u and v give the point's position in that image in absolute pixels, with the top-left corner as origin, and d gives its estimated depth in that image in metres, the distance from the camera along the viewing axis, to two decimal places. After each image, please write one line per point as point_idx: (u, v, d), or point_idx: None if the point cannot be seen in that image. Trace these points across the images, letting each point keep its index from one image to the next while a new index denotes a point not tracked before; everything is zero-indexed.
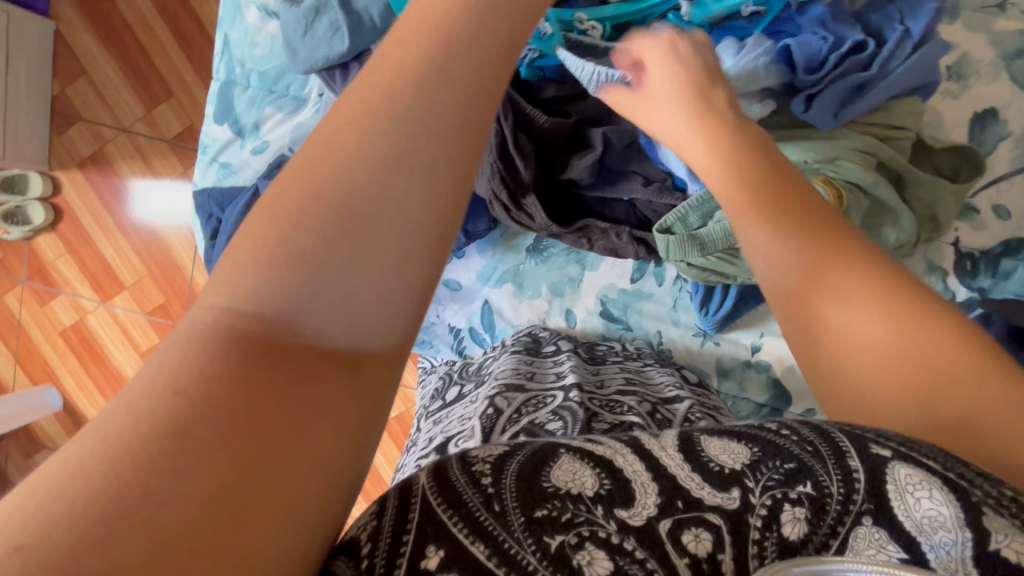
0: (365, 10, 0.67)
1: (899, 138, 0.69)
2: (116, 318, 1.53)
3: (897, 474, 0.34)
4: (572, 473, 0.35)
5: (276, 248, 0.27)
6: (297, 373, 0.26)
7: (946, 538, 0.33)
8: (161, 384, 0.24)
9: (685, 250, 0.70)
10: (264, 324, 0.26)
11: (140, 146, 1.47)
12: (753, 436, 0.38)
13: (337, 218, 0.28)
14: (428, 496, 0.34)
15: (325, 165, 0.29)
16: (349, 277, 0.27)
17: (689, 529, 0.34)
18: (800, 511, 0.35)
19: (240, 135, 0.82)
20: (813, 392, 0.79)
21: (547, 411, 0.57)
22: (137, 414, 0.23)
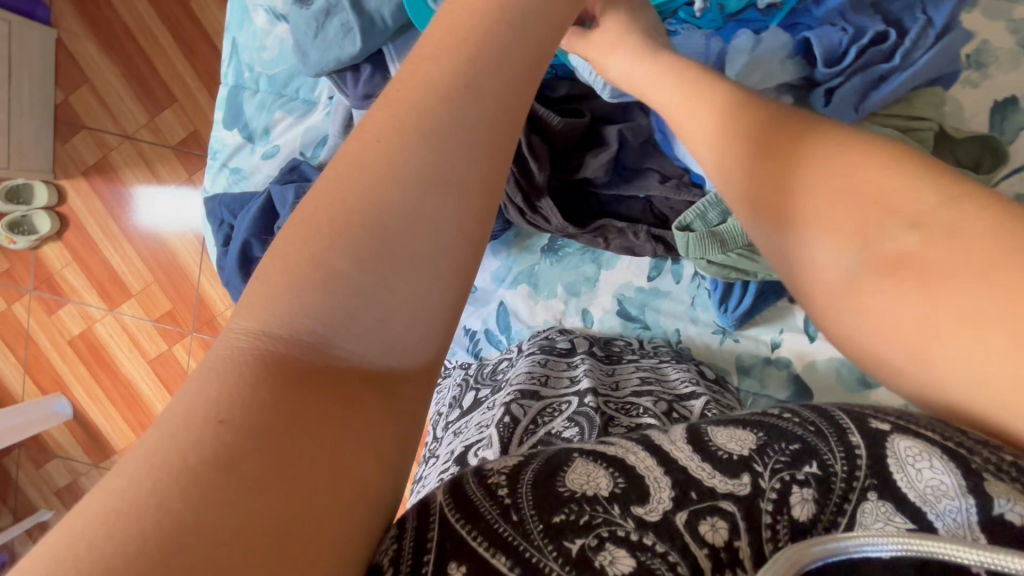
0: (376, 11, 0.66)
1: (922, 131, 0.67)
2: (124, 326, 1.53)
3: (896, 446, 0.33)
4: (587, 475, 0.34)
5: (310, 272, 0.26)
6: (334, 397, 0.25)
7: (950, 506, 0.31)
8: (202, 414, 0.23)
9: (704, 247, 0.70)
10: (298, 346, 0.25)
11: (145, 153, 1.46)
12: (758, 422, 0.36)
13: (374, 237, 0.27)
14: (447, 514, 0.33)
15: (357, 173, 0.28)
16: (385, 298, 0.27)
17: (706, 519, 0.33)
18: (807, 492, 0.33)
19: (250, 140, 0.81)
20: (834, 388, 0.78)
21: (564, 417, 0.58)
22: (179, 445, 0.22)
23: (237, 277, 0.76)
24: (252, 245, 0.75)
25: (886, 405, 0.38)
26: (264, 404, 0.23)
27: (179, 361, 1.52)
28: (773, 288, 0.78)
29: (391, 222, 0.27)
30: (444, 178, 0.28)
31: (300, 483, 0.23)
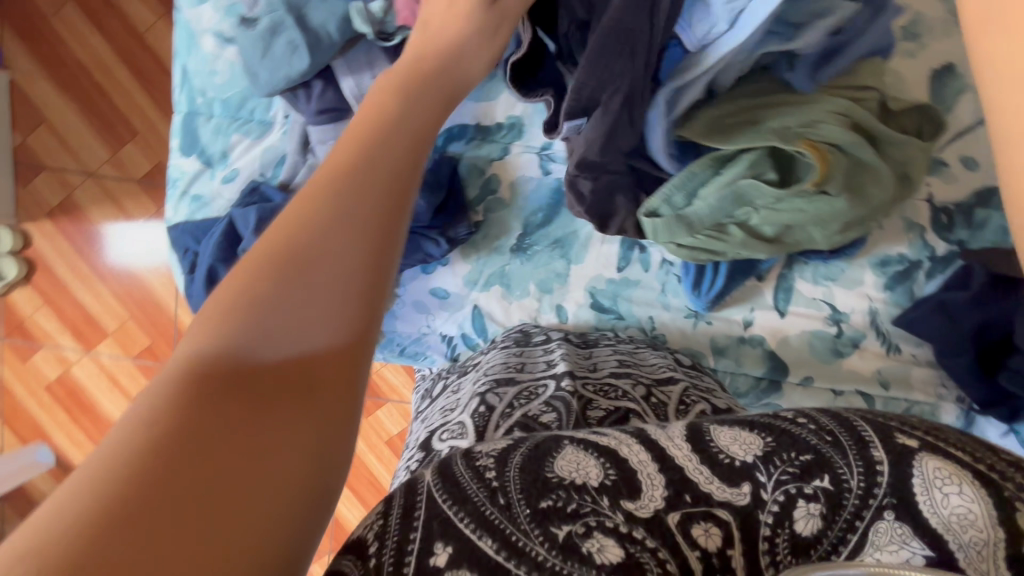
0: (321, 27, 0.66)
1: (864, 99, 0.70)
2: (102, 366, 1.50)
3: (926, 466, 0.36)
4: (577, 463, 0.39)
5: (234, 299, 0.37)
6: (248, 397, 0.33)
7: (977, 537, 0.34)
8: (150, 404, 0.31)
9: (673, 232, 0.71)
10: (226, 364, 0.34)
11: (109, 189, 1.44)
12: (767, 426, 0.40)
13: (291, 270, 0.38)
14: (433, 493, 0.38)
15: (297, 230, 0.39)
16: (291, 314, 0.37)
17: (699, 524, 0.37)
18: (814, 507, 0.36)
19: (209, 166, 0.80)
20: (807, 359, 0.81)
21: (540, 401, 0.57)
22: (134, 424, 0.31)
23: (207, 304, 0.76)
24: (218, 270, 0.75)
25: (916, 417, 0.40)
26: (195, 403, 0.32)
27: None
28: (744, 267, 0.79)
29: (311, 256, 0.38)
30: (328, 220, 0.40)
31: (211, 454, 0.31)
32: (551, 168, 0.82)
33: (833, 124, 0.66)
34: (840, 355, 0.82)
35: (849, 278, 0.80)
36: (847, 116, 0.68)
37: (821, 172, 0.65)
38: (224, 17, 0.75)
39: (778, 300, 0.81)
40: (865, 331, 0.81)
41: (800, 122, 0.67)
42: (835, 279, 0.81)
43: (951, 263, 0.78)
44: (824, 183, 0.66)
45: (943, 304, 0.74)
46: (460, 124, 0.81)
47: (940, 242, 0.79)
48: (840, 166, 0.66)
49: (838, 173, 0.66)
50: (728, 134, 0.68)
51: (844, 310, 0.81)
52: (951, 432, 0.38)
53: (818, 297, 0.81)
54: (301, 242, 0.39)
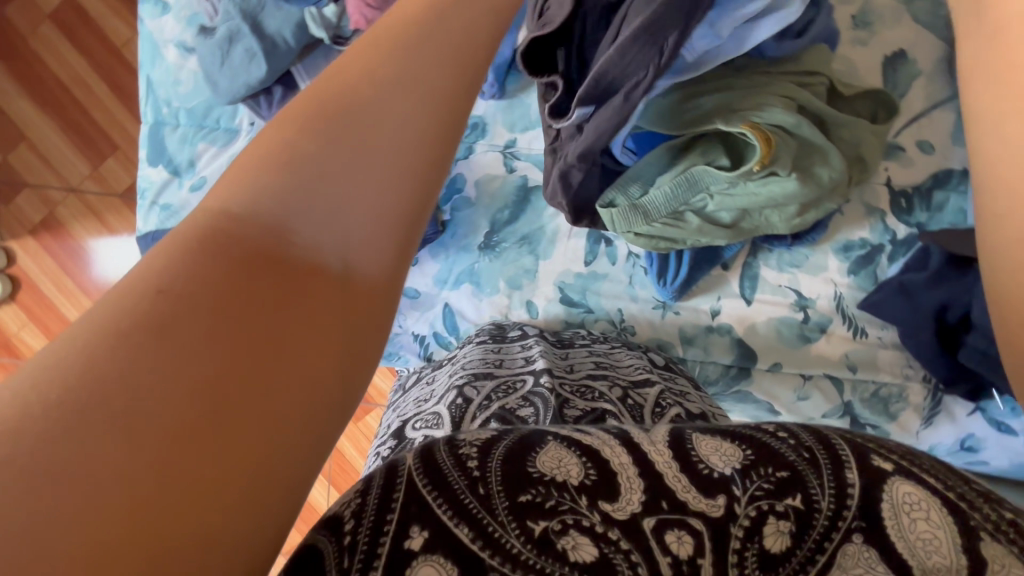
0: (277, 34, 0.69)
1: (812, 84, 0.72)
2: None
3: (896, 490, 0.31)
4: (559, 459, 0.33)
5: (279, 160, 0.35)
6: (278, 268, 0.32)
7: (941, 563, 0.29)
8: (180, 272, 0.29)
9: (628, 221, 0.73)
10: (259, 228, 0.32)
11: (92, 205, 1.45)
12: (748, 436, 0.34)
13: (330, 147, 0.36)
14: (415, 478, 0.32)
15: (344, 105, 0.38)
16: (340, 186, 0.36)
17: (672, 530, 0.31)
18: (784, 524, 0.31)
19: (176, 174, 0.81)
20: (775, 346, 0.82)
21: (518, 395, 0.58)
22: (160, 288, 0.28)
23: None
24: None
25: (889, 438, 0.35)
26: (221, 261, 0.30)
27: None
28: (706, 256, 0.81)
29: (353, 137, 0.37)
30: (374, 104, 0.39)
31: (255, 330, 0.30)
32: (516, 165, 0.85)
33: (780, 106, 0.68)
34: (808, 340, 0.82)
35: (813, 265, 0.81)
36: (795, 100, 0.70)
37: (766, 153, 0.67)
38: (185, 29, 0.77)
39: (744, 288, 0.82)
40: (832, 316, 0.81)
41: (754, 105, 0.69)
42: (799, 265, 0.82)
43: (911, 245, 0.79)
44: (772, 165, 0.68)
45: (903, 285, 0.76)
46: None
47: (900, 225, 0.80)
48: (785, 149, 0.68)
49: (785, 154, 0.68)
50: (678, 122, 0.70)
51: (810, 296, 0.81)
52: (930, 458, 0.33)
53: (784, 284, 0.82)
54: (345, 119, 0.38)
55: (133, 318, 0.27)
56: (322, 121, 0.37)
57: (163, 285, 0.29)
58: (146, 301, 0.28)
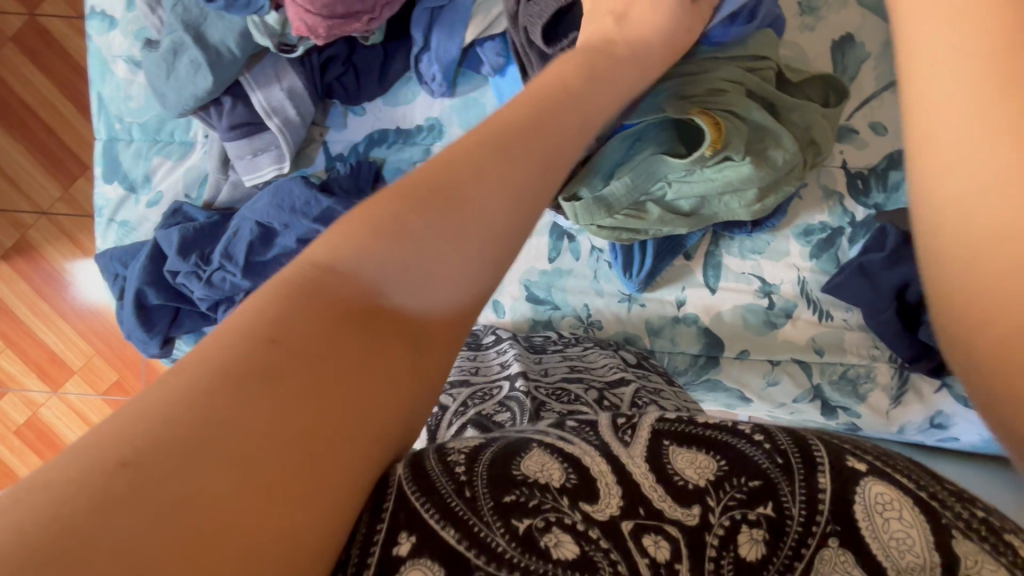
0: (221, 43, 0.70)
1: (761, 69, 0.73)
2: (70, 405, 1.50)
3: (868, 491, 0.30)
4: (542, 464, 0.32)
5: (381, 217, 0.31)
6: (372, 343, 0.28)
7: (914, 562, 0.28)
8: (260, 332, 0.26)
9: (592, 213, 0.71)
10: (355, 287, 0.29)
11: (63, 226, 1.41)
12: (722, 442, 0.32)
13: (432, 214, 0.32)
14: (405, 486, 0.30)
15: (450, 175, 0.34)
16: (426, 253, 0.31)
17: (650, 535, 0.30)
18: (757, 532, 0.30)
19: (133, 190, 0.80)
20: (742, 333, 0.82)
21: (494, 402, 0.54)
22: (236, 353, 0.25)
23: (139, 328, 0.77)
24: (147, 293, 0.76)
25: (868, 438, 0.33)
26: (325, 321, 0.27)
27: None
28: (669, 246, 0.81)
29: (455, 211, 0.33)
30: (483, 179, 0.34)
31: (321, 414, 0.25)
32: None
33: (731, 93, 0.70)
34: (774, 326, 0.82)
35: (775, 250, 0.82)
36: (743, 85, 0.71)
37: (717, 139, 0.67)
38: (133, 43, 0.76)
39: (708, 277, 0.83)
40: (796, 301, 0.82)
41: (705, 91, 0.70)
42: (761, 251, 0.82)
43: (869, 227, 0.80)
44: (725, 149, 0.68)
45: (862, 266, 0.76)
46: (381, 129, 0.79)
47: (858, 207, 0.80)
48: (739, 132, 0.69)
49: (737, 138, 0.68)
50: (643, 109, 0.70)
51: (773, 281, 0.82)
52: (903, 454, 0.32)
53: (747, 271, 0.82)
54: (446, 188, 0.33)
55: (233, 369, 0.24)
56: (428, 179, 0.33)
57: (271, 336, 0.26)
58: (248, 354, 0.25)
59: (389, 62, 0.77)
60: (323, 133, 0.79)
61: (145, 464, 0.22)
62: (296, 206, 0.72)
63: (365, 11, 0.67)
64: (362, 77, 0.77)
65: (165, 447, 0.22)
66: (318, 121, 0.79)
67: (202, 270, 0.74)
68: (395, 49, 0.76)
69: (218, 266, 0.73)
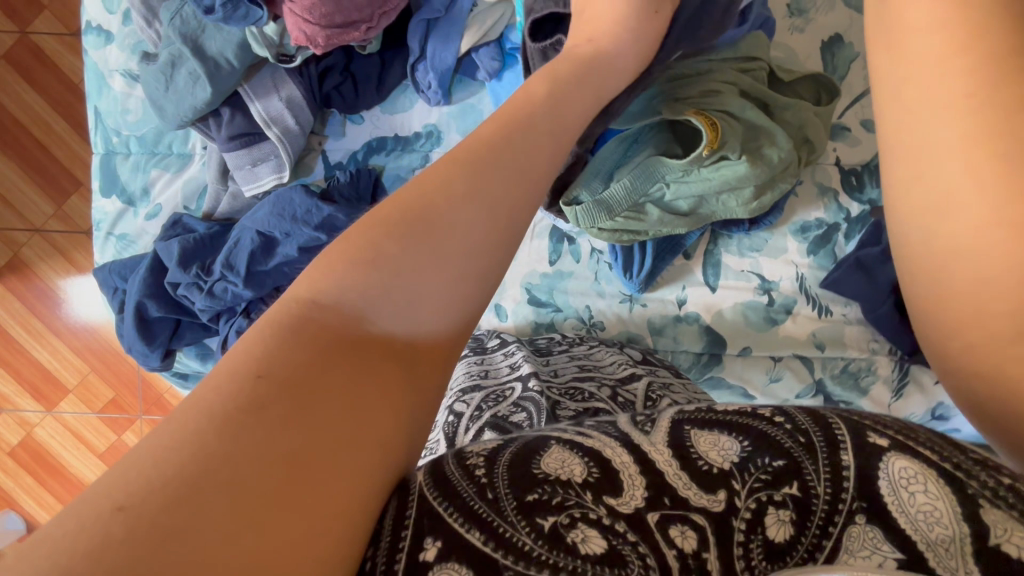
0: (219, 55, 0.70)
1: (754, 69, 0.74)
2: (66, 424, 1.48)
3: (892, 467, 0.30)
4: (562, 461, 0.32)
5: (360, 251, 0.32)
6: (361, 368, 0.28)
7: (942, 535, 0.28)
8: (248, 367, 0.26)
9: (594, 217, 0.72)
10: (338, 316, 0.29)
11: (57, 242, 1.39)
12: (744, 425, 0.32)
13: (407, 242, 0.33)
14: (426, 493, 0.30)
15: (419, 203, 0.34)
16: (407, 279, 0.32)
17: (676, 525, 0.30)
18: (784, 512, 0.30)
19: (131, 204, 0.80)
20: (743, 331, 0.83)
21: (509, 403, 0.54)
22: (223, 391, 0.25)
23: (140, 341, 0.76)
24: (147, 306, 0.75)
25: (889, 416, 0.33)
26: (313, 353, 0.27)
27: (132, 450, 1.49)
28: (669, 246, 0.81)
29: (431, 237, 0.33)
30: (455, 204, 0.35)
31: (314, 439, 0.25)
32: None
33: (725, 94, 0.71)
34: (775, 322, 0.83)
35: (773, 248, 0.83)
36: (736, 86, 0.73)
37: (713, 139, 0.68)
38: (130, 56, 0.77)
39: (708, 276, 0.83)
40: (796, 297, 0.82)
41: (699, 93, 0.72)
42: (759, 249, 0.83)
43: (864, 223, 0.81)
44: (721, 149, 0.69)
45: (859, 260, 0.77)
46: (379, 136, 0.80)
47: (853, 203, 0.82)
48: (733, 131, 0.70)
49: (733, 138, 0.69)
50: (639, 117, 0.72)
51: (772, 279, 0.83)
52: (922, 427, 0.32)
53: (746, 269, 0.83)
54: (423, 216, 0.34)
55: (230, 409, 0.24)
56: (400, 209, 0.34)
57: (260, 371, 0.26)
58: (236, 391, 0.25)
59: (386, 70, 0.77)
60: (322, 142, 0.80)
61: (142, 510, 0.21)
62: (297, 215, 0.72)
63: (363, 21, 0.68)
64: (361, 85, 0.77)
65: (161, 489, 0.22)
66: (317, 130, 0.80)
67: (203, 281, 0.74)
68: (393, 58, 0.77)
69: (219, 277, 0.73)
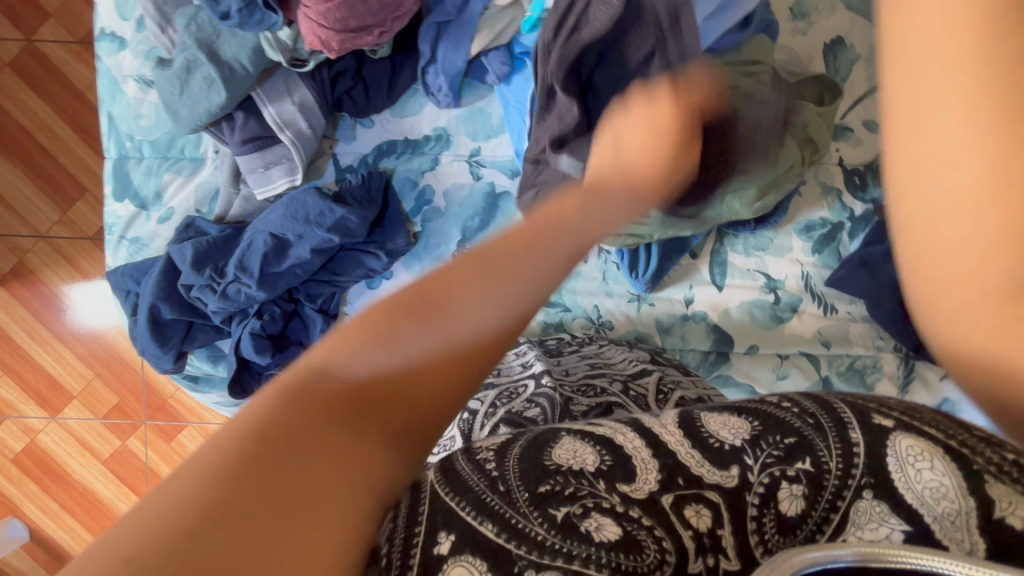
0: (234, 60, 0.71)
1: (758, 72, 0.75)
2: (70, 430, 1.48)
3: (898, 444, 0.31)
4: (574, 451, 0.33)
5: (368, 319, 0.31)
6: (356, 439, 0.27)
7: (949, 509, 0.29)
8: (248, 429, 0.25)
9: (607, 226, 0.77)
10: (338, 384, 0.28)
11: (62, 249, 1.39)
12: (753, 410, 0.34)
13: (416, 320, 0.31)
14: (438, 488, 0.31)
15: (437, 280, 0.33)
16: (410, 349, 0.30)
17: (691, 505, 0.31)
18: (797, 488, 0.31)
19: (144, 208, 0.81)
20: (749, 328, 0.84)
21: (523, 398, 0.55)
22: (225, 451, 0.24)
23: (153, 344, 0.76)
24: (160, 308, 0.76)
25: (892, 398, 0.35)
26: (309, 424, 0.26)
27: (136, 455, 1.49)
28: (676, 246, 0.82)
29: (439, 315, 0.32)
30: (470, 285, 0.33)
31: (306, 510, 0.24)
32: (482, 173, 0.80)
33: (728, 97, 0.72)
34: (781, 320, 0.84)
35: (778, 246, 0.84)
36: (739, 89, 0.73)
37: None
38: (144, 62, 0.78)
39: (714, 275, 0.84)
40: (801, 295, 0.83)
41: None
42: (765, 248, 0.84)
43: (868, 221, 0.82)
44: (724, 152, 0.72)
45: (864, 260, 0.78)
46: (389, 140, 0.81)
47: (857, 202, 0.83)
48: (735, 135, 0.71)
49: (737, 142, 0.70)
50: None
51: (778, 277, 0.84)
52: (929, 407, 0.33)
53: (752, 268, 0.84)
54: (441, 289, 0.33)
55: (229, 467, 0.23)
56: (417, 286, 0.33)
57: (260, 433, 0.25)
58: (236, 451, 0.24)
59: (397, 74, 0.79)
60: (333, 146, 0.81)
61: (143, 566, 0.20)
62: (310, 216, 0.73)
63: (376, 25, 0.69)
64: (371, 89, 0.78)
65: (161, 545, 0.21)
66: (328, 134, 0.81)
67: (216, 282, 0.75)
68: (403, 62, 0.78)
69: (233, 279, 0.74)
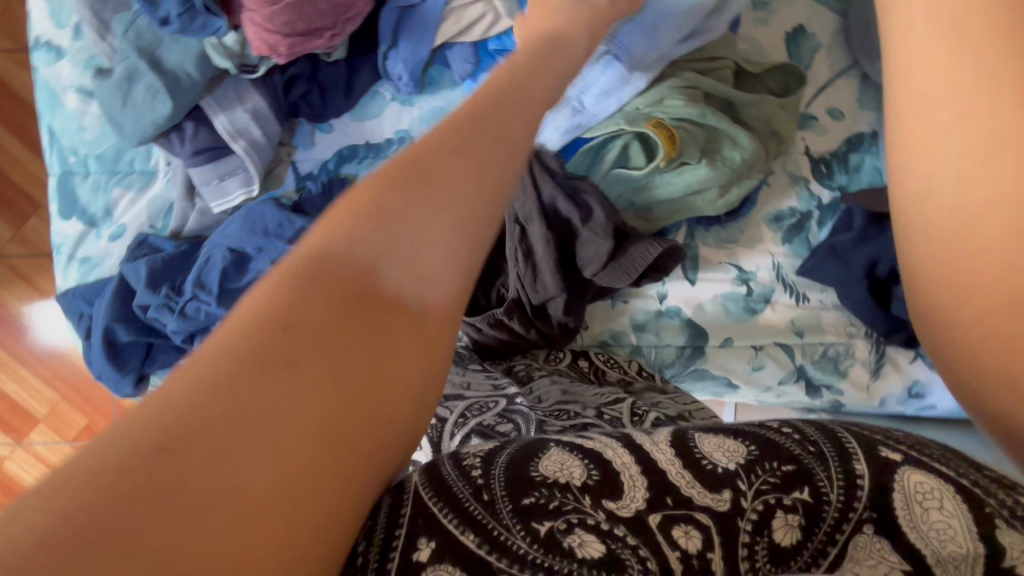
0: (179, 67, 0.68)
1: (719, 69, 0.76)
2: (38, 455, 1.42)
3: (907, 480, 0.32)
4: (561, 463, 0.33)
5: (331, 241, 0.30)
6: (325, 361, 0.27)
7: (955, 552, 0.30)
8: (206, 365, 0.25)
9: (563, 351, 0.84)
10: (303, 306, 0.27)
11: (17, 269, 1.33)
12: (751, 433, 0.34)
13: (377, 227, 0.31)
14: (421, 492, 0.31)
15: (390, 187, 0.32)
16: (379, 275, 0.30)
17: (680, 525, 0.32)
18: (793, 518, 0.32)
19: (93, 225, 0.77)
20: (723, 323, 0.84)
21: (495, 412, 0.53)
22: (174, 398, 0.24)
23: (110, 368, 0.73)
24: (117, 330, 0.73)
25: (899, 431, 0.36)
26: (270, 352, 0.26)
27: None
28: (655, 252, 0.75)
29: (400, 222, 0.31)
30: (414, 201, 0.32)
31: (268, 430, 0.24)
32: None
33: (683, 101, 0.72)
34: (754, 312, 0.84)
35: (748, 239, 0.84)
36: (698, 88, 0.74)
37: (670, 149, 0.71)
38: (83, 72, 0.74)
39: (687, 269, 0.84)
40: (773, 286, 0.83)
41: (653, 102, 0.73)
42: (736, 241, 0.84)
43: (835, 209, 0.82)
44: (681, 156, 0.72)
45: (834, 248, 0.78)
46: (350, 145, 0.78)
47: (824, 191, 0.83)
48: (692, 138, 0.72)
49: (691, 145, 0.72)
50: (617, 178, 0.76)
51: (750, 269, 0.83)
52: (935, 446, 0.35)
53: (724, 261, 0.84)
54: (397, 202, 0.32)
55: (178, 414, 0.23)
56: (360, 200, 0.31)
57: (228, 367, 0.25)
58: (193, 391, 0.24)
59: (355, 77, 0.76)
60: (291, 153, 0.78)
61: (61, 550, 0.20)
62: (268, 229, 0.71)
63: (327, 27, 0.67)
64: (328, 92, 0.76)
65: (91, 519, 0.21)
66: (285, 141, 0.78)
67: (174, 301, 0.72)
68: (360, 64, 0.76)
69: (190, 297, 0.71)
